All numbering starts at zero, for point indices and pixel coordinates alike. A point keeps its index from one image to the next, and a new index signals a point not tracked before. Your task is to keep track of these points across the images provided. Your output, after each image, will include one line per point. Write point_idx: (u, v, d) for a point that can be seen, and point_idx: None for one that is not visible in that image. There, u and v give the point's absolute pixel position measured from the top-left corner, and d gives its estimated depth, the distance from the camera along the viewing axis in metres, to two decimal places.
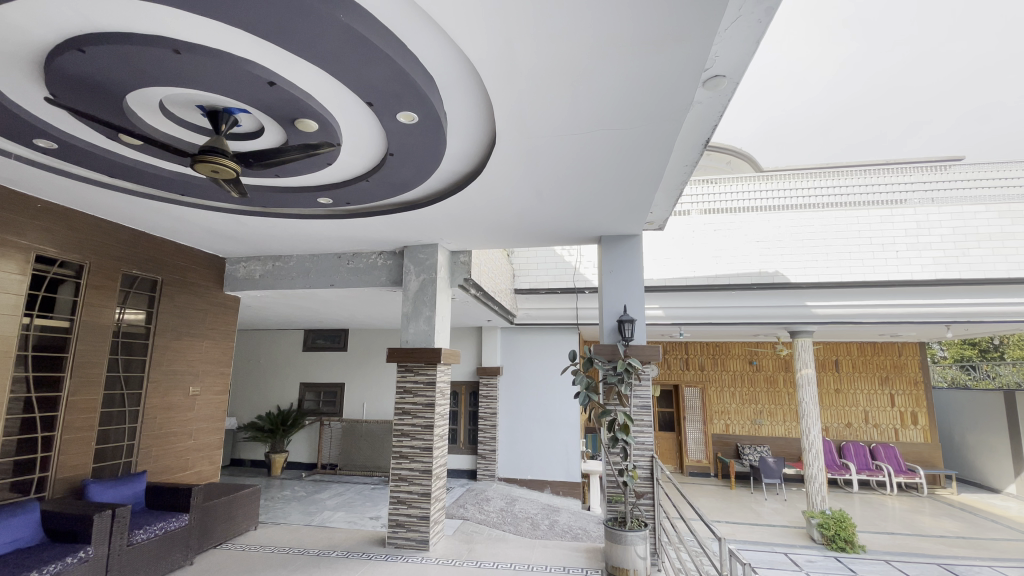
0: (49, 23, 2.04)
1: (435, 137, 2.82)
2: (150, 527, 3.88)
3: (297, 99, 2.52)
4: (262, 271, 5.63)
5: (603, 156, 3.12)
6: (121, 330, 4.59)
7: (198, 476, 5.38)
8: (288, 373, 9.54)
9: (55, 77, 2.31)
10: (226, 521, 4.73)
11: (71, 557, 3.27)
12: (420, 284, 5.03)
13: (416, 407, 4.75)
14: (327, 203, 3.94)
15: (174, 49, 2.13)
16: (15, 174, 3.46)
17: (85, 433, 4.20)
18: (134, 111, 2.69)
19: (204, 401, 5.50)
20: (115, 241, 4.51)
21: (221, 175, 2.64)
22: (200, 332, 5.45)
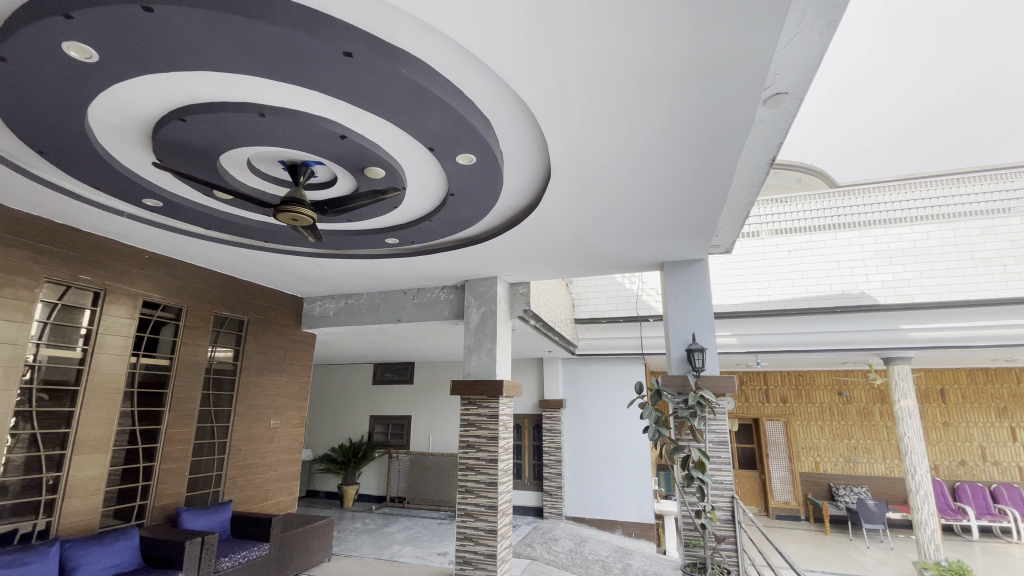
0: (156, 98, 2.34)
1: (493, 176, 2.91)
2: (234, 555, 4.11)
3: (366, 149, 2.70)
4: (336, 308, 5.97)
5: (661, 182, 3.06)
6: (213, 367, 5.01)
7: (278, 506, 5.64)
8: (359, 405, 9.91)
9: (161, 144, 2.64)
10: (302, 551, 4.89)
11: None
12: (481, 316, 5.10)
13: (480, 441, 4.74)
14: (393, 243, 4.14)
15: (259, 112, 2.37)
16: (128, 231, 3.95)
17: (180, 463, 4.56)
18: (225, 169, 3.00)
19: (284, 433, 5.81)
20: (209, 286, 4.97)
21: (299, 223, 2.86)
22: (280, 367, 5.81)
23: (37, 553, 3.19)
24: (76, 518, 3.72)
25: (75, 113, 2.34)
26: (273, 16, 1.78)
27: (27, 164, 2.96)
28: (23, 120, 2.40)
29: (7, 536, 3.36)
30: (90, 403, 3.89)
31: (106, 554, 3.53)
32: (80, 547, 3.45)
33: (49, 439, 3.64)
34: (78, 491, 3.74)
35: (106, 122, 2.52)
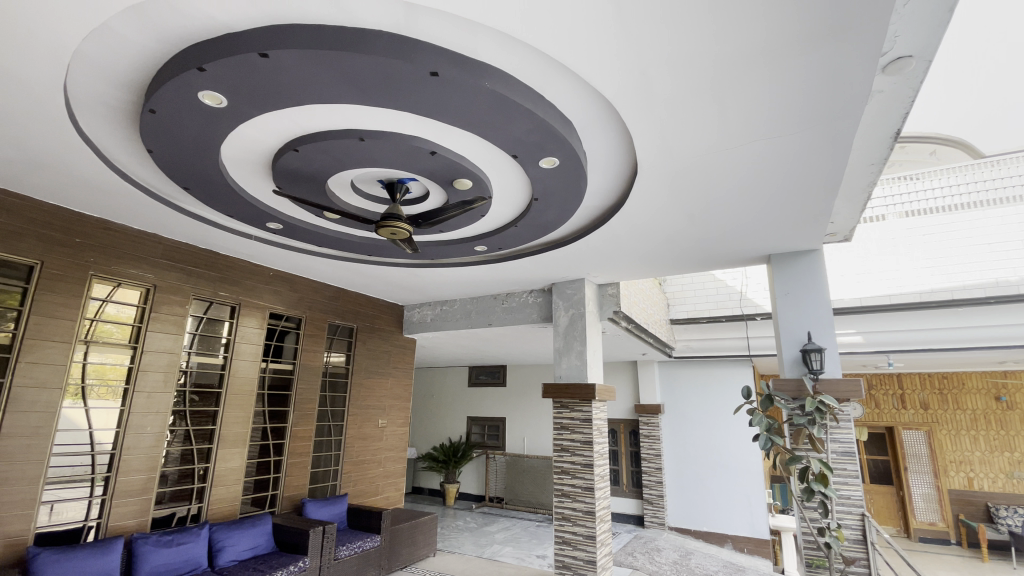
0: (273, 133, 2.63)
1: (578, 178, 2.87)
2: (351, 544, 4.47)
3: (455, 162, 2.81)
4: (432, 314, 6.29)
5: (762, 168, 2.82)
6: (328, 370, 5.52)
7: (387, 500, 6.04)
8: (457, 407, 10.31)
9: (280, 173, 2.97)
10: (410, 545, 5.19)
11: (293, 566, 3.90)
12: (570, 318, 5.06)
13: (574, 445, 4.70)
14: (482, 250, 4.24)
15: (359, 137, 2.57)
16: (256, 251, 4.49)
17: (303, 458, 5.06)
18: (332, 191, 3.30)
19: (390, 432, 6.21)
20: (323, 298, 5.48)
21: (398, 237, 3.06)
22: (385, 371, 6.23)
23: (189, 534, 3.73)
24: (221, 505, 4.27)
25: (210, 153, 2.71)
26: (365, 47, 1.92)
27: (177, 200, 3.50)
28: (173, 163, 2.82)
29: (169, 518, 3.95)
30: (231, 403, 4.47)
31: (245, 538, 4.02)
32: (224, 530, 3.96)
33: (200, 435, 4.23)
34: (221, 480, 4.30)
35: (235, 157, 2.88)
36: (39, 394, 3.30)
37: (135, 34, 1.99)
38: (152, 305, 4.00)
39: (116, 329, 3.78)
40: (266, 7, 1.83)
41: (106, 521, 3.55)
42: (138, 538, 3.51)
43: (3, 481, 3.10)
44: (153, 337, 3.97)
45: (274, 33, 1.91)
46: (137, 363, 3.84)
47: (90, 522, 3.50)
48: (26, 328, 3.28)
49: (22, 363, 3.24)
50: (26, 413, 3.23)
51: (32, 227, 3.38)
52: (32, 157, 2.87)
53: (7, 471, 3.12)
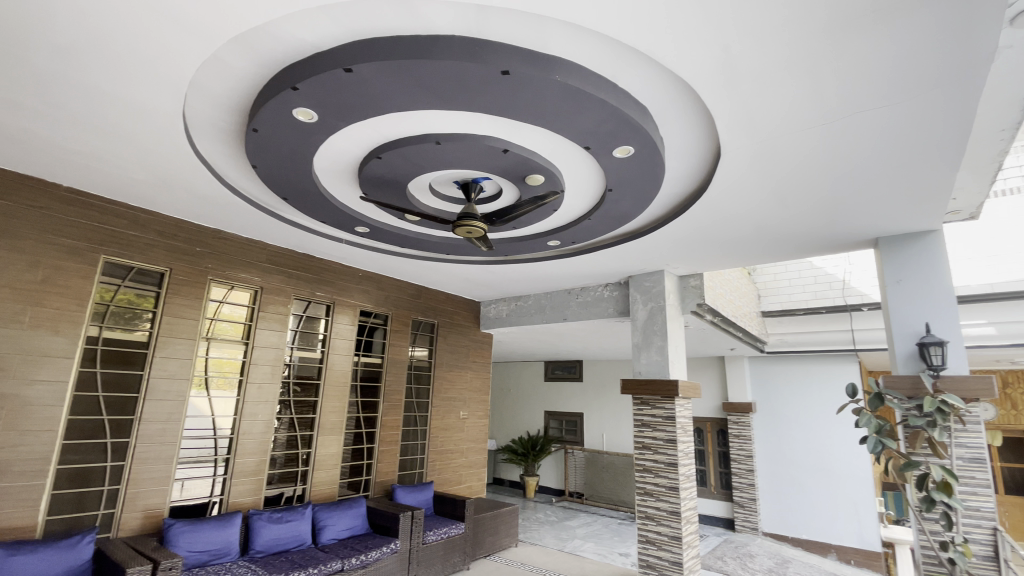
0: (358, 142, 2.80)
1: (655, 166, 2.78)
2: (437, 530, 4.69)
3: (527, 159, 2.83)
4: (508, 309, 6.39)
5: (865, 143, 2.56)
6: (413, 364, 5.81)
7: (470, 490, 6.26)
8: (534, 402, 10.39)
9: (365, 180, 3.16)
10: (493, 534, 5.35)
11: (386, 547, 4.16)
12: (648, 313, 4.91)
13: (657, 443, 4.56)
14: (556, 245, 4.23)
15: (435, 140, 2.66)
16: (346, 254, 4.81)
17: (393, 446, 5.38)
18: (411, 194, 3.45)
19: (471, 423, 6.42)
20: (406, 296, 5.76)
21: (474, 235, 3.14)
22: (464, 365, 6.44)
23: (295, 513, 4.11)
24: (322, 487, 4.66)
25: (303, 165, 2.94)
26: (439, 52, 1.98)
27: (278, 209, 3.84)
28: (274, 176, 3.11)
29: (278, 497, 4.38)
30: (328, 394, 4.85)
31: (343, 518, 4.36)
32: (325, 510, 4.32)
33: (302, 423, 4.63)
34: (322, 464, 4.69)
35: (326, 167, 3.11)
36: (172, 384, 3.80)
37: (240, 62, 2.21)
38: (260, 305, 4.44)
39: (229, 327, 4.23)
40: (349, 24, 1.96)
41: (228, 497, 4.01)
42: (254, 513, 3.92)
43: (146, 459, 3.60)
44: (261, 333, 4.41)
45: (357, 48, 2.04)
46: (248, 357, 4.29)
47: (214, 498, 3.97)
48: (160, 326, 3.78)
49: (157, 357, 3.74)
50: (163, 401, 3.73)
51: (161, 239, 3.87)
52: (160, 177, 3.27)
53: (149, 451, 3.62)
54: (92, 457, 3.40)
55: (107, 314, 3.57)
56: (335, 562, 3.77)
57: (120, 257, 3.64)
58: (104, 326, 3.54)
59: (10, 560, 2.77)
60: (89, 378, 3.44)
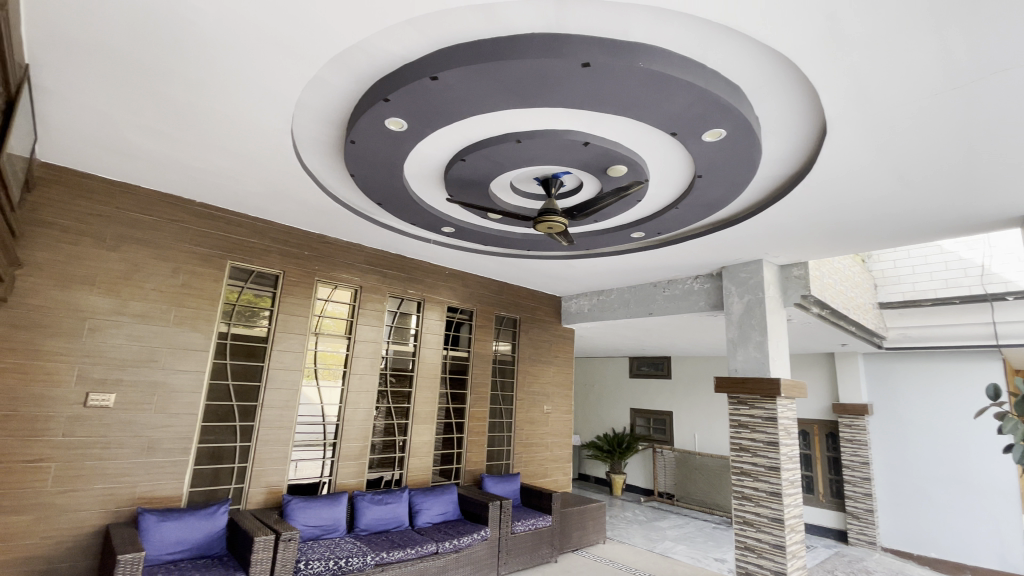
0: (443, 146, 2.92)
1: (749, 148, 2.60)
2: (525, 521, 4.77)
3: (608, 150, 2.78)
4: (591, 304, 6.32)
5: (1010, 106, 2.19)
6: (498, 358, 5.96)
7: (556, 484, 6.30)
8: (619, 398, 10.19)
9: (450, 182, 3.28)
10: (580, 529, 5.36)
11: (476, 534, 4.32)
12: (745, 306, 4.62)
13: (756, 445, 4.29)
14: (640, 237, 4.10)
15: (516, 139, 2.70)
16: (433, 253, 5.04)
17: (480, 437, 5.56)
18: (493, 193, 3.53)
19: (555, 418, 6.45)
20: (489, 292, 5.91)
21: (555, 230, 3.15)
22: (547, 360, 6.49)
23: (394, 496, 4.40)
24: (416, 473, 4.94)
25: (394, 171, 3.12)
26: (520, 52, 2.01)
27: (371, 213, 4.12)
28: (368, 183, 3.33)
29: (378, 480, 4.70)
30: (420, 385, 5.12)
31: (436, 503, 4.59)
32: (420, 495, 4.58)
33: (398, 412, 4.94)
34: (416, 452, 4.97)
35: (414, 172, 3.27)
36: (287, 374, 4.22)
37: (339, 80, 2.40)
38: (360, 302, 4.79)
39: (333, 323, 4.61)
40: (435, 34, 2.05)
41: (335, 478, 4.39)
42: (358, 494, 4.26)
43: (268, 441, 4.04)
44: (361, 329, 4.76)
45: (443, 55, 2.12)
46: (350, 351, 4.65)
47: (323, 479, 4.36)
48: (276, 322, 4.22)
49: (274, 350, 4.18)
50: (279, 389, 4.16)
51: (275, 245, 4.30)
52: (273, 190, 3.64)
53: (270, 433, 4.06)
54: (225, 438, 3.88)
55: (234, 312, 4.05)
56: (431, 545, 3.99)
57: (243, 262, 4.11)
58: (231, 324, 4.02)
59: (162, 525, 3.24)
60: (222, 368, 3.92)
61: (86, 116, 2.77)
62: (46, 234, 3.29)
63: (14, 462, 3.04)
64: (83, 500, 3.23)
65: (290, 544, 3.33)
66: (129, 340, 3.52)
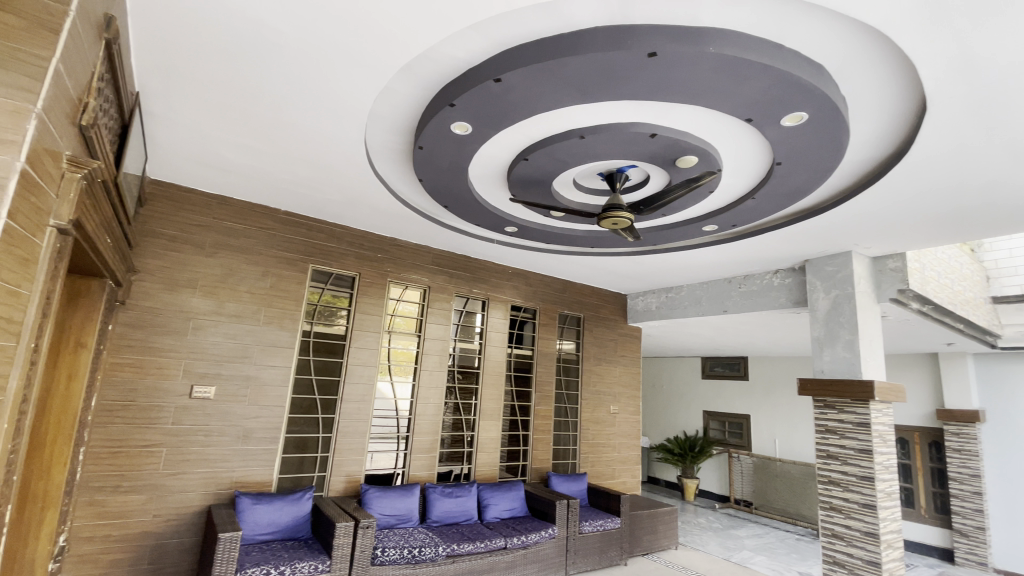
0: (507, 147, 2.95)
1: (834, 131, 2.41)
2: (593, 521, 4.72)
3: (677, 140, 2.69)
4: (658, 302, 6.14)
5: None
6: (562, 356, 5.94)
7: (624, 486, 6.18)
8: (690, 400, 9.82)
9: (514, 182, 3.32)
10: (651, 533, 5.22)
11: (544, 532, 4.33)
12: (831, 302, 4.29)
13: (845, 452, 3.96)
14: (712, 230, 3.93)
15: (580, 135, 2.68)
16: (497, 253, 5.11)
17: (546, 435, 5.57)
18: (557, 190, 3.53)
19: (623, 418, 6.33)
20: (553, 291, 5.91)
21: (620, 226, 3.09)
22: (614, 359, 6.38)
23: (463, 489, 4.52)
24: (484, 469, 5.04)
25: (460, 174, 3.20)
26: (583, 47, 1.99)
27: (437, 215, 4.25)
28: (435, 187, 3.44)
29: (448, 474, 4.85)
30: (486, 382, 5.22)
31: (504, 499, 4.65)
32: (488, 490, 4.66)
33: (465, 408, 5.06)
34: (483, 448, 5.07)
35: (478, 173, 3.34)
36: (363, 370, 4.46)
37: (407, 88, 2.50)
38: (428, 302, 4.96)
39: (404, 322, 4.81)
40: (498, 37, 2.08)
41: (407, 471, 4.58)
42: (429, 487, 4.41)
43: (346, 433, 4.29)
44: (431, 327, 4.93)
45: (506, 57, 2.15)
46: (420, 348, 4.83)
47: (397, 470, 4.56)
48: (353, 321, 4.47)
49: (352, 347, 4.42)
50: (357, 384, 4.40)
51: (352, 248, 4.55)
52: (348, 197, 3.85)
53: (348, 426, 4.30)
54: (309, 429, 4.16)
55: (316, 312, 4.34)
56: (499, 540, 4.05)
57: (323, 265, 4.38)
58: (313, 323, 4.31)
59: (255, 508, 3.53)
60: (305, 364, 4.21)
61: (189, 136, 3.08)
62: (155, 244, 3.69)
63: (133, 446, 3.44)
64: (189, 482, 3.60)
65: (369, 531, 3.51)
66: (225, 338, 3.86)
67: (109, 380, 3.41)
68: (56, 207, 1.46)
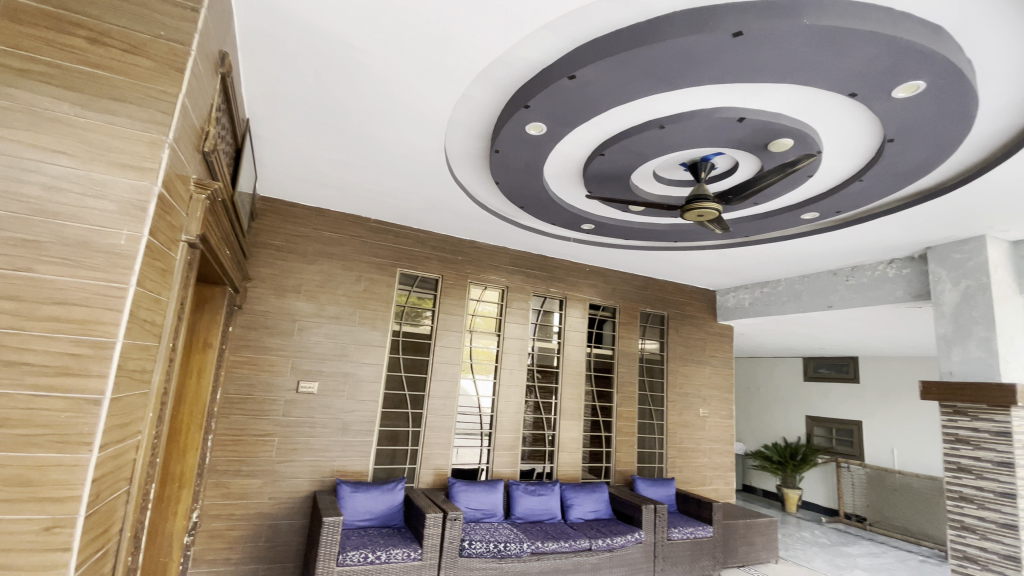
0: (583, 143, 2.92)
1: (959, 99, 2.11)
2: (682, 528, 4.52)
3: (769, 123, 2.50)
4: (751, 298, 5.75)
5: None
6: (645, 356, 5.76)
7: (717, 493, 5.86)
8: (790, 404, 9.07)
9: (590, 178, 3.27)
10: (747, 544, 4.90)
11: (630, 536, 4.22)
12: (961, 294, 3.75)
13: (981, 466, 3.45)
14: (812, 218, 3.60)
15: (659, 125, 2.58)
16: (575, 251, 5.07)
17: (630, 437, 5.42)
18: (636, 184, 3.43)
19: (713, 422, 6.00)
20: (634, 289, 5.76)
21: (706, 217, 2.94)
22: (702, 359, 6.08)
23: (547, 488, 4.53)
24: (566, 468, 5.02)
25: (536, 174, 3.22)
26: (660, 34, 1.92)
27: (515, 216, 4.31)
28: (512, 189, 3.49)
29: (530, 472, 4.89)
30: (566, 382, 5.19)
31: (588, 500, 4.61)
32: (571, 490, 4.64)
33: (546, 407, 5.08)
34: (566, 447, 5.05)
35: (554, 172, 3.34)
36: (448, 368, 4.64)
37: (483, 94, 2.57)
38: (507, 302, 5.04)
39: (484, 321, 4.93)
40: (571, 34, 2.07)
41: (491, 467, 4.69)
42: (512, 484, 4.48)
43: (433, 428, 4.48)
44: (510, 327, 5.01)
45: (580, 53, 2.13)
46: (500, 347, 4.93)
47: (481, 466, 4.68)
48: (437, 321, 4.67)
49: (437, 346, 4.62)
50: (442, 381, 4.59)
51: (435, 251, 4.75)
52: (430, 203, 4.03)
53: (436, 421, 4.50)
54: (399, 423, 4.40)
55: (404, 313, 4.58)
56: (584, 541, 4.02)
57: (409, 269, 4.62)
58: (402, 323, 4.56)
59: (354, 495, 3.80)
60: (396, 362, 4.47)
61: (290, 155, 3.39)
62: (265, 254, 4.10)
63: (250, 435, 3.85)
64: (297, 469, 3.96)
65: (456, 523, 3.64)
66: (326, 337, 4.20)
67: (231, 376, 3.85)
68: (187, 224, 1.69)
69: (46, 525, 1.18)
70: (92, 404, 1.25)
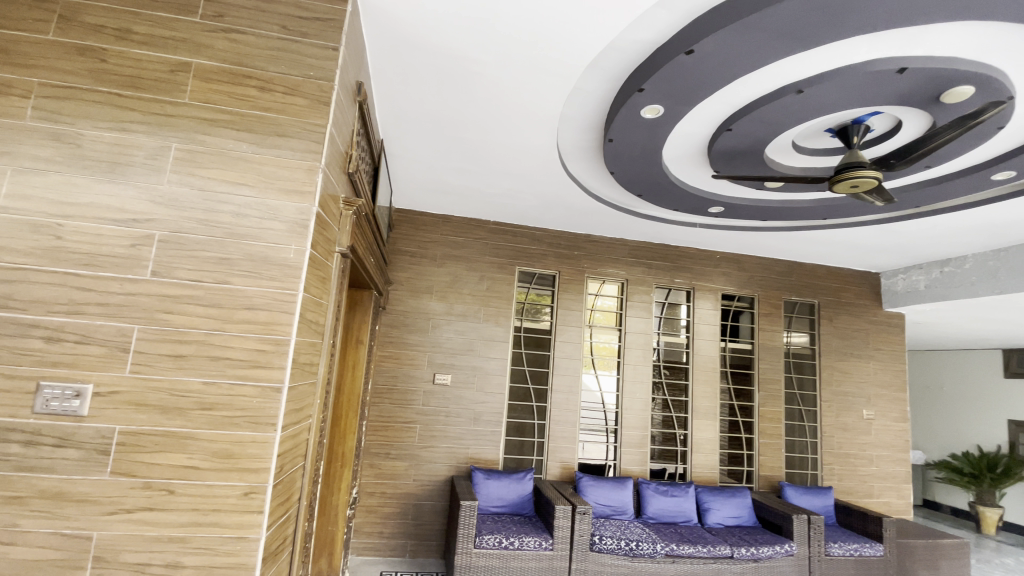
0: (706, 120, 2.72)
1: None
2: (844, 544, 3.99)
3: (939, 70, 2.10)
4: (927, 280, 4.85)
5: None
6: (792, 351, 5.19)
7: (888, 507, 5.07)
8: (986, 406, 7.49)
9: (716, 158, 3.04)
10: (930, 570, 4.16)
11: (779, 547, 3.84)
12: None
13: None
14: (1007, 179, 2.93)
15: (796, 90, 2.31)
16: (702, 238, 4.76)
17: (775, 440, 4.93)
18: (771, 158, 3.10)
19: (881, 426, 5.19)
20: (774, 275, 5.21)
21: (862, 188, 2.55)
22: (864, 353, 5.29)
23: (680, 488, 4.33)
24: (702, 470, 4.74)
25: (655, 159, 3.08)
26: None
27: (634, 206, 4.18)
28: (630, 177, 3.39)
29: (661, 471, 4.71)
30: (698, 379, 4.90)
31: (727, 505, 4.30)
32: (707, 492, 4.36)
33: (676, 405, 4.85)
34: (701, 448, 4.76)
35: (675, 154, 3.17)
36: (569, 363, 4.66)
37: (594, 84, 2.53)
38: (628, 295, 4.91)
39: (604, 316, 4.86)
40: (686, 6, 1.95)
41: (619, 463, 4.61)
42: (643, 483, 4.35)
43: (559, 422, 4.55)
44: (631, 321, 4.87)
45: (697, 25, 1.99)
46: (622, 343, 4.82)
47: (609, 462, 4.63)
48: (557, 317, 4.72)
49: (558, 341, 4.68)
50: (565, 375, 4.63)
51: (552, 249, 4.81)
52: (547, 201, 4.09)
53: (562, 416, 4.56)
54: (526, 416, 4.55)
55: (524, 310, 4.72)
56: (724, 547, 3.75)
57: (528, 266, 4.74)
58: (523, 319, 4.70)
59: (487, 483, 4.02)
60: (520, 357, 4.63)
61: (418, 168, 3.69)
62: (402, 259, 4.52)
63: (396, 423, 4.28)
64: (436, 455, 4.30)
65: (586, 516, 3.65)
66: (456, 334, 4.50)
67: (378, 370, 4.31)
68: (340, 237, 1.94)
69: (244, 491, 1.45)
70: (275, 392, 1.50)
